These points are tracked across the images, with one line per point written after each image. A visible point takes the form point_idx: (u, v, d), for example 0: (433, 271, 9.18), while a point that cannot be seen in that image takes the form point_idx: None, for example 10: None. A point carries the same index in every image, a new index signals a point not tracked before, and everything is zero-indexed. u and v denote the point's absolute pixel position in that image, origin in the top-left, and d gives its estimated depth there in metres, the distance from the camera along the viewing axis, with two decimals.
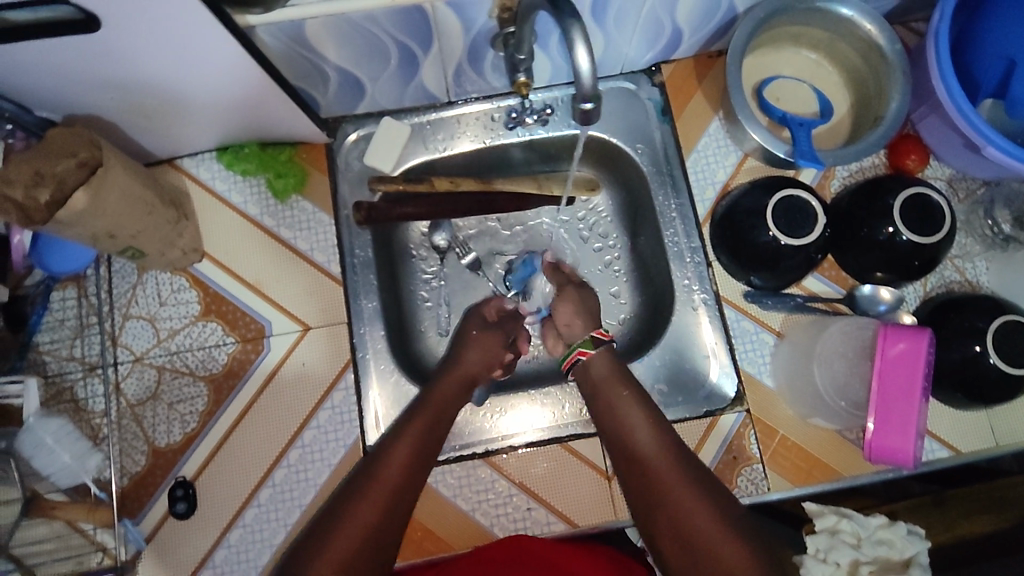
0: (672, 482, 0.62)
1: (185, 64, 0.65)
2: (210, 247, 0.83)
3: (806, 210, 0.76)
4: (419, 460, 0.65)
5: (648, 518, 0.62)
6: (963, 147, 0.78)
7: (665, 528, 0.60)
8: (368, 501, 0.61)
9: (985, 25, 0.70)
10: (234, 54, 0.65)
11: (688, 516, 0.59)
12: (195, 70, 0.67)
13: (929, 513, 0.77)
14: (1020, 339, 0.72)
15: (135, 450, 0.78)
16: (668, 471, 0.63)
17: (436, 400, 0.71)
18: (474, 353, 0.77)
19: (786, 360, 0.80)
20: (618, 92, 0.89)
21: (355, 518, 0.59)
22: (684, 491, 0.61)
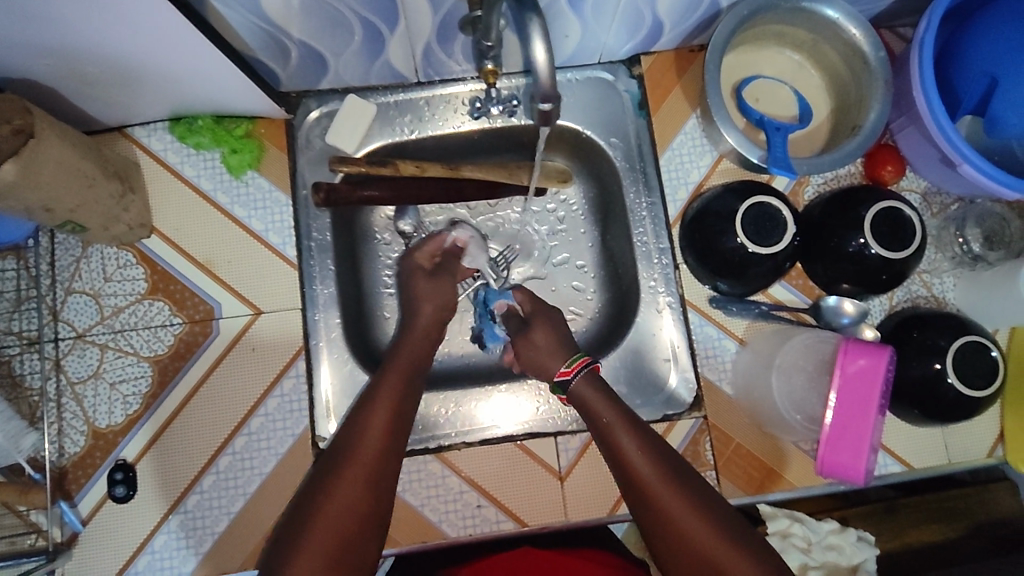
0: (660, 495, 0.61)
1: (126, 30, 0.61)
2: (159, 222, 0.80)
3: (775, 218, 0.74)
4: (384, 461, 0.62)
5: (651, 537, 0.61)
6: (939, 162, 0.76)
7: (663, 542, 0.60)
8: (335, 512, 0.59)
9: (970, 39, 0.68)
10: (178, 23, 0.61)
11: (677, 524, 0.59)
12: (138, 38, 0.63)
13: (880, 520, 0.78)
14: (979, 360, 0.71)
15: (73, 430, 0.76)
16: (659, 484, 0.61)
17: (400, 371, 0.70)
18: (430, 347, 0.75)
19: (747, 367, 0.79)
20: (595, 82, 0.86)
21: (325, 529, 0.58)
22: (679, 506, 0.60)
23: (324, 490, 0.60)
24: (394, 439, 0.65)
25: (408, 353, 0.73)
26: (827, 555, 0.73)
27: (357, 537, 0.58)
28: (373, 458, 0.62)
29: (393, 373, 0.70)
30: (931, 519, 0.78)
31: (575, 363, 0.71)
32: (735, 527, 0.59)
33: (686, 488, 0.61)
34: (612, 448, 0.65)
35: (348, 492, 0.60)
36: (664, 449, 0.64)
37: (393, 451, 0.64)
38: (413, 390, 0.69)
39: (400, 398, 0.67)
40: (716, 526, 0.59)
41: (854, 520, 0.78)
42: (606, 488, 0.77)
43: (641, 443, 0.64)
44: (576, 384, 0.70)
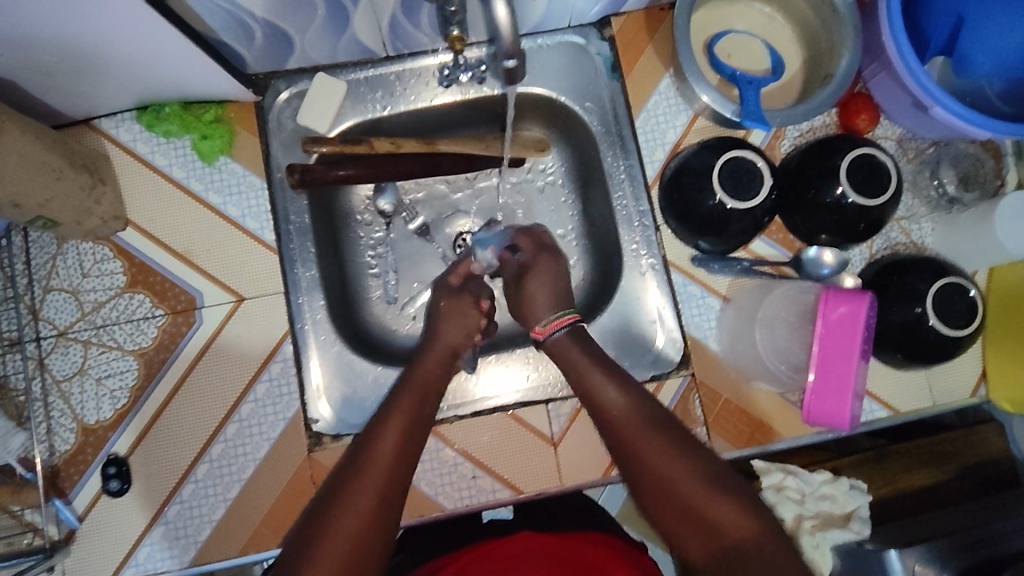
0: (646, 449, 0.59)
1: (82, 16, 0.60)
2: (133, 213, 0.79)
3: (752, 172, 0.74)
4: (407, 455, 0.59)
5: (643, 497, 0.60)
6: (911, 107, 0.76)
7: (660, 500, 0.58)
8: (357, 501, 0.55)
9: None
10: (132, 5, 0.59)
11: (666, 477, 0.58)
12: (93, 23, 0.61)
13: (870, 467, 0.80)
14: (960, 301, 0.72)
15: (63, 428, 0.75)
16: (639, 435, 0.60)
17: (422, 376, 0.67)
18: (444, 329, 0.73)
19: (731, 323, 0.80)
20: (565, 46, 0.85)
21: (347, 525, 0.54)
22: (678, 468, 0.58)
23: (346, 485, 0.56)
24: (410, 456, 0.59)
25: (416, 377, 0.66)
26: (820, 505, 0.76)
27: (372, 526, 0.54)
28: (389, 474, 0.57)
29: (413, 377, 0.67)
30: (921, 462, 0.80)
31: (568, 316, 0.70)
32: (739, 490, 0.57)
33: (685, 449, 0.59)
34: (604, 413, 0.63)
35: (368, 504, 0.55)
36: (648, 404, 0.63)
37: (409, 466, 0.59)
38: (432, 397, 0.65)
39: (422, 400, 0.64)
40: (715, 483, 0.57)
41: (845, 469, 0.79)
42: (599, 451, 0.78)
43: (628, 399, 0.63)
44: (559, 340, 0.69)
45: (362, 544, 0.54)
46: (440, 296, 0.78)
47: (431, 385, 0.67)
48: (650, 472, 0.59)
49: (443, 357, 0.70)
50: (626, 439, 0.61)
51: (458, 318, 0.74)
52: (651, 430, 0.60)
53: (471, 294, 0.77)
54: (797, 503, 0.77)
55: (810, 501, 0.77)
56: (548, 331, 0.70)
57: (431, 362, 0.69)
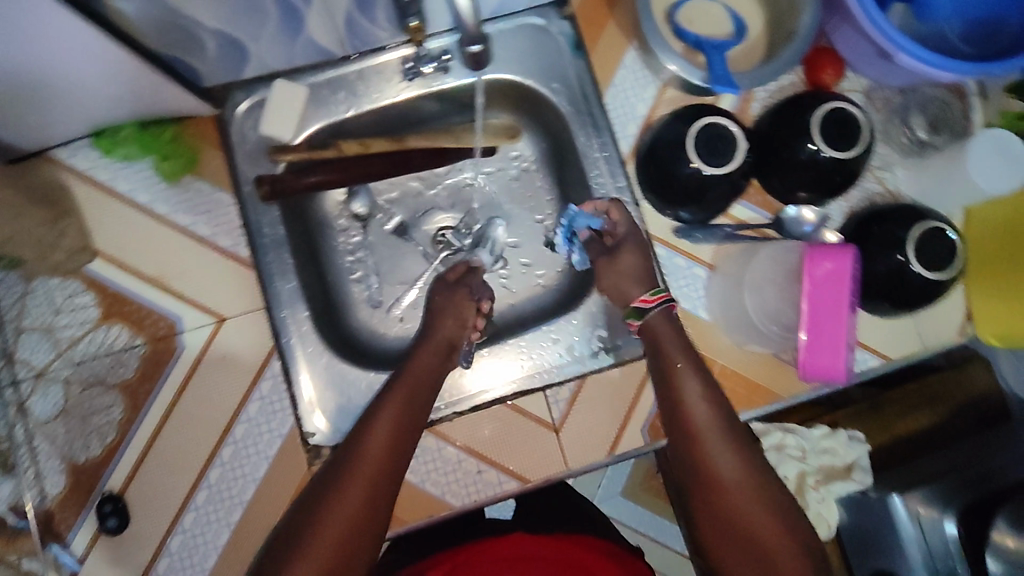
0: (734, 480, 0.62)
1: (21, 43, 0.57)
2: (100, 243, 0.76)
3: (726, 137, 0.74)
4: (398, 445, 0.65)
5: (706, 521, 0.63)
6: (875, 55, 0.76)
7: (732, 530, 0.61)
8: (350, 492, 0.61)
9: None
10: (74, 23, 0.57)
11: (746, 513, 0.61)
12: (36, 47, 0.59)
13: (865, 416, 0.81)
14: (942, 245, 0.72)
15: (51, 470, 0.73)
16: (726, 459, 0.63)
17: (415, 371, 0.71)
18: (442, 322, 0.75)
19: (720, 291, 0.79)
20: (527, 29, 0.83)
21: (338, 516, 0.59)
22: (757, 506, 0.61)
23: (338, 478, 0.62)
24: (391, 474, 0.63)
25: (405, 383, 0.70)
26: (822, 459, 0.78)
27: (365, 520, 0.60)
28: (377, 469, 0.62)
29: (407, 372, 0.71)
30: (915, 405, 0.82)
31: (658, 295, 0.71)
32: (802, 531, 0.61)
33: (766, 487, 0.62)
34: (689, 425, 0.65)
35: (347, 514, 0.60)
36: (730, 418, 0.66)
37: (386, 483, 0.62)
38: (422, 392, 0.70)
39: (410, 396, 0.69)
40: (787, 526, 0.61)
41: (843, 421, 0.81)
42: (601, 431, 0.77)
43: (715, 414, 0.65)
44: (653, 317, 0.71)
45: (349, 534, 0.59)
46: (437, 290, 0.79)
47: (424, 380, 0.71)
48: (729, 501, 0.62)
49: (433, 365, 0.73)
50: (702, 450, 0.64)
51: (452, 313, 0.76)
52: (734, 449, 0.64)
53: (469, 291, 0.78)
54: (799, 460, 0.77)
55: (812, 456, 0.78)
56: (653, 302, 0.71)
57: (422, 371, 0.71)
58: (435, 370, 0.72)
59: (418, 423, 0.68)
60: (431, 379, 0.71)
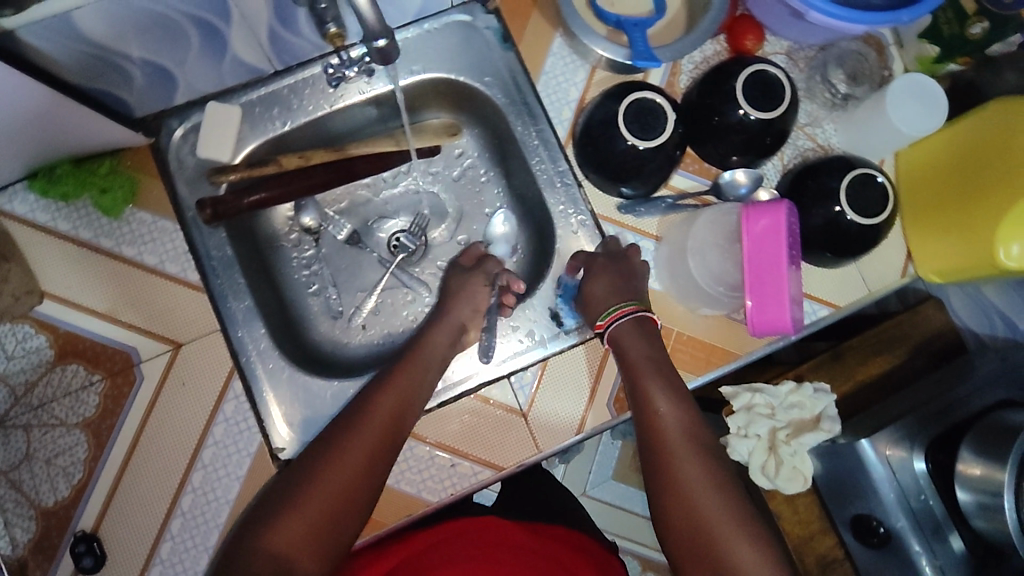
0: (691, 476, 0.67)
1: None
2: (47, 284, 0.76)
3: (655, 110, 0.75)
4: (393, 435, 0.69)
5: (659, 505, 0.68)
6: (790, 16, 0.79)
7: (680, 519, 0.66)
8: (339, 473, 0.65)
9: None
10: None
11: (697, 506, 0.66)
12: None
13: (829, 368, 0.85)
14: (873, 191, 0.75)
15: (21, 517, 0.72)
16: (681, 448, 0.69)
17: (423, 357, 0.75)
18: (458, 307, 0.79)
19: (668, 260, 0.79)
20: (452, 26, 0.85)
21: (328, 490, 0.64)
22: (711, 501, 0.66)
23: (335, 451, 0.66)
24: (379, 462, 0.67)
25: (415, 361, 0.74)
26: (791, 413, 0.81)
27: (348, 503, 0.65)
28: (369, 458, 0.66)
29: (416, 357, 0.74)
30: (875, 352, 0.86)
31: (607, 323, 0.74)
32: (754, 524, 0.66)
33: (722, 488, 0.67)
34: (649, 410, 0.71)
35: (330, 497, 0.64)
36: (695, 418, 0.71)
37: (371, 474, 0.66)
38: (427, 383, 0.73)
39: (415, 393, 0.72)
40: (739, 520, 0.65)
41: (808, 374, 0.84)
42: (569, 411, 0.78)
43: (679, 411, 0.71)
44: (622, 327, 0.74)
45: (333, 517, 0.64)
46: (452, 273, 0.84)
47: (431, 375, 0.74)
48: (684, 494, 0.67)
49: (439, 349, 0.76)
50: (664, 439, 0.70)
51: (469, 299, 0.79)
52: (690, 440, 0.70)
53: (486, 273, 0.81)
54: (769, 417, 0.81)
55: (781, 411, 0.81)
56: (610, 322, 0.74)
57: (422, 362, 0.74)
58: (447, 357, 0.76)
59: (417, 407, 0.71)
60: (439, 359, 0.76)
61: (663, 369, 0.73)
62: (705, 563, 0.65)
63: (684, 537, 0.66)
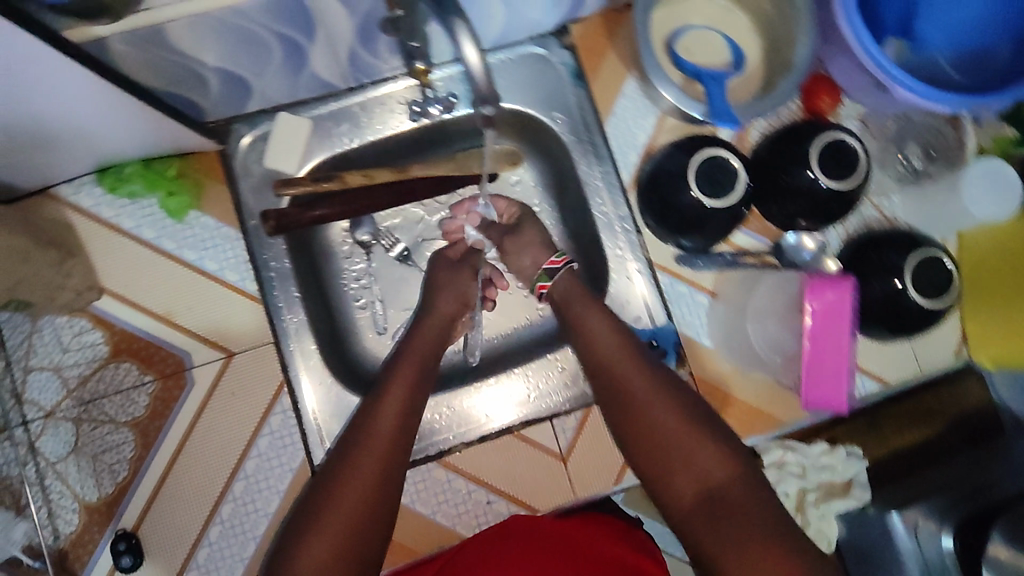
0: (642, 393, 0.68)
1: (26, 94, 0.57)
2: (107, 281, 0.76)
3: (727, 168, 0.75)
4: (407, 421, 0.69)
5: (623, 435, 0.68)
6: (871, 86, 0.77)
7: (641, 441, 0.66)
8: (355, 481, 0.63)
9: None
10: (80, 78, 0.57)
11: (656, 419, 0.66)
12: (39, 99, 0.58)
13: (864, 434, 0.85)
14: (940, 272, 0.74)
15: (65, 509, 0.73)
16: (627, 369, 0.69)
17: (420, 340, 0.75)
18: (442, 299, 0.79)
19: (722, 318, 0.80)
20: (527, 58, 0.84)
21: (349, 499, 0.62)
22: (665, 412, 0.66)
23: (348, 462, 0.65)
24: (394, 462, 0.66)
25: (413, 356, 0.74)
26: (821, 475, 0.81)
27: (374, 510, 0.63)
28: (385, 462, 0.65)
29: (413, 343, 0.75)
30: (909, 420, 0.86)
31: (564, 256, 0.78)
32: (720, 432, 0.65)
33: (674, 395, 0.67)
34: (594, 347, 0.72)
35: (352, 509, 0.62)
36: (633, 340, 0.73)
37: (391, 479, 0.65)
38: (429, 362, 0.74)
39: (418, 376, 0.72)
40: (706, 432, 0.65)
41: (843, 437, 0.84)
42: (608, 459, 0.79)
43: (616, 334, 0.72)
44: (561, 279, 0.77)
45: (361, 528, 0.61)
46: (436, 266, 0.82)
47: (429, 349, 0.75)
48: (640, 414, 0.67)
49: (430, 346, 0.76)
50: (607, 364, 0.70)
51: (456, 289, 0.80)
52: (629, 358, 0.70)
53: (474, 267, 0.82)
54: (799, 478, 0.80)
55: (812, 473, 0.81)
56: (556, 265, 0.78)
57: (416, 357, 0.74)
58: (443, 334, 0.78)
59: (425, 392, 0.72)
60: (434, 346, 0.76)
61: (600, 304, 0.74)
62: (682, 476, 0.63)
63: (657, 462, 0.65)
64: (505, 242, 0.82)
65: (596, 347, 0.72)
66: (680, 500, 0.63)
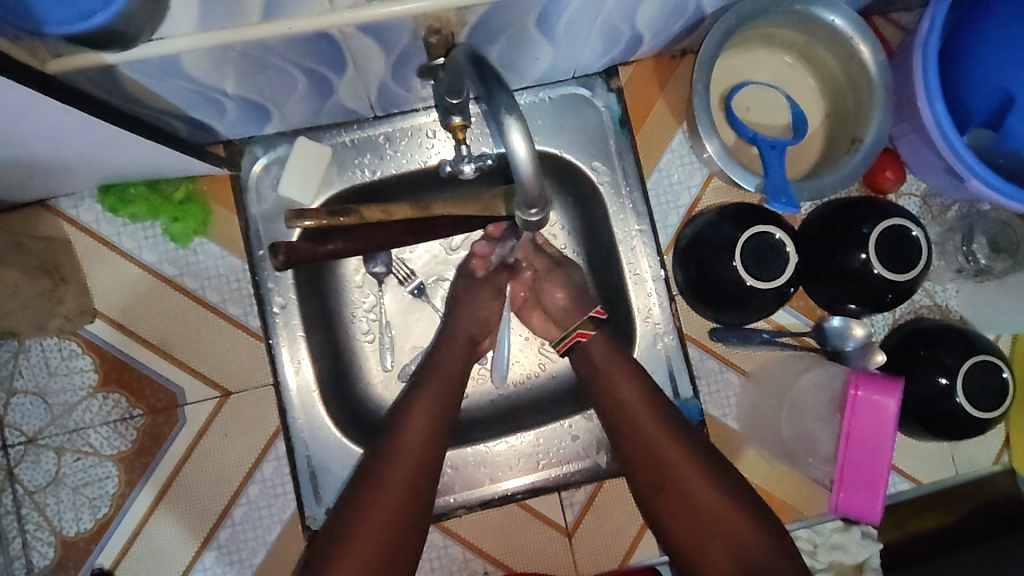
0: (672, 455, 0.64)
1: (24, 132, 0.52)
2: (101, 305, 0.72)
3: (776, 249, 0.69)
4: (430, 453, 0.65)
5: (650, 498, 0.64)
6: (943, 172, 0.71)
7: (672, 503, 0.63)
8: (375, 517, 0.61)
9: (965, 52, 0.66)
10: (77, 117, 0.51)
11: (686, 485, 0.63)
12: (38, 136, 0.53)
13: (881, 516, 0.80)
14: (990, 382, 0.68)
15: (40, 542, 0.70)
16: (655, 430, 0.66)
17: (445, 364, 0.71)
18: (464, 319, 0.73)
19: (753, 400, 0.76)
20: (570, 98, 0.78)
21: (371, 535, 0.60)
22: (696, 477, 0.63)
23: (367, 494, 0.62)
24: (416, 501, 0.63)
25: (437, 379, 0.70)
26: (833, 555, 0.76)
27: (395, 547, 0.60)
28: (406, 495, 0.63)
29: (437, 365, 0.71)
30: (931, 506, 0.80)
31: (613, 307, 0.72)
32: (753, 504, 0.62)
33: (704, 461, 0.64)
34: (621, 405, 0.68)
35: (371, 550, 0.59)
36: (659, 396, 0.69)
37: (410, 531, 0.62)
38: (454, 392, 0.70)
39: (442, 407, 0.68)
40: (741, 504, 0.62)
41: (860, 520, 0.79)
42: (613, 538, 0.75)
43: (641, 392, 0.68)
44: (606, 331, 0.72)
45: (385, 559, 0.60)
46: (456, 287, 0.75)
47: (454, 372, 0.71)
48: (670, 477, 0.64)
49: (440, 394, 0.69)
50: (631, 423, 0.67)
51: (467, 337, 0.73)
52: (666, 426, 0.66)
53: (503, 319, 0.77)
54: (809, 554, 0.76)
55: (822, 551, 0.76)
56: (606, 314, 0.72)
57: (432, 407, 0.68)
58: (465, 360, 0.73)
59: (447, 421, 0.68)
60: (456, 377, 0.71)
61: (621, 360, 0.70)
62: (718, 546, 0.60)
63: (693, 533, 0.62)
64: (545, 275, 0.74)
65: (638, 412, 0.67)
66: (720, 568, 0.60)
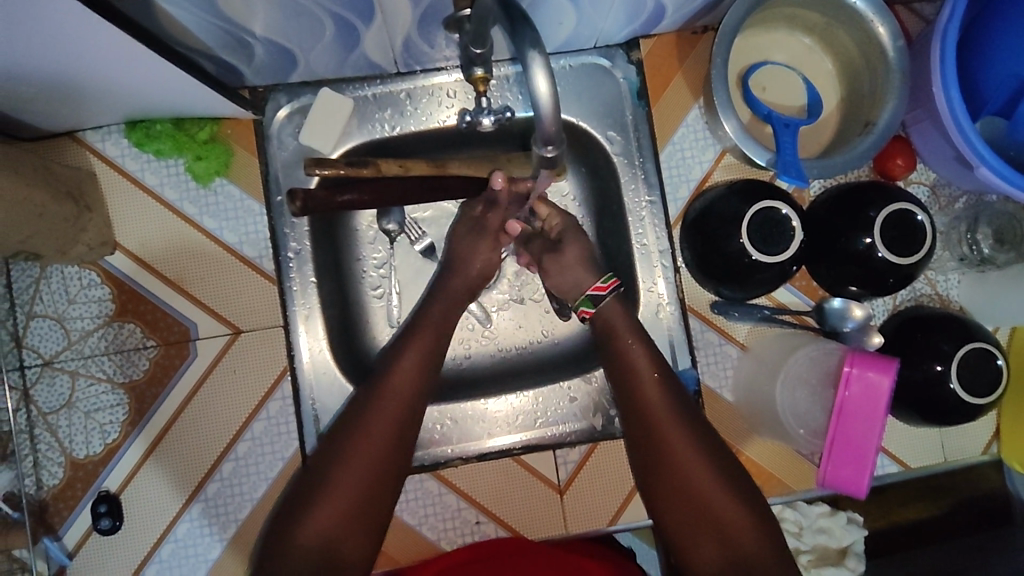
0: (670, 423, 0.65)
1: (62, 55, 0.54)
2: (122, 238, 0.74)
3: (783, 225, 0.70)
4: (410, 413, 0.65)
5: (644, 462, 0.66)
6: (953, 160, 0.72)
7: (661, 470, 0.64)
8: (356, 469, 0.61)
9: (987, 42, 0.66)
10: (114, 46, 0.54)
11: (679, 453, 0.64)
12: (75, 60, 0.55)
13: (869, 501, 0.82)
14: (984, 368, 0.70)
15: (50, 462, 0.72)
16: (659, 397, 0.66)
17: (431, 320, 0.71)
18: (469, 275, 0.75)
19: (750, 373, 0.78)
20: (590, 67, 0.79)
21: (348, 485, 0.61)
22: (689, 448, 0.64)
23: (351, 444, 0.62)
24: (399, 453, 0.64)
25: (424, 336, 0.70)
26: (818, 539, 0.77)
27: (370, 503, 0.61)
28: (385, 452, 0.63)
29: (426, 319, 0.71)
30: (919, 496, 0.81)
31: (612, 282, 0.71)
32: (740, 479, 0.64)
33: (702, 434, 0.65)
34: (630, 370, 0.68)
35: (348, 501, 0.60)
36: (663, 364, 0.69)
37: (388, 484, 0.63)
38: (438, 351, 0.70)
39: (427, 364, 0.68)
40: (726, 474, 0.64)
41: (843, 500, 0.81)
42: (606, 498, 0.77)
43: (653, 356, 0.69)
44: (607, 305, 0.71)
45: (363, 509, 0.61)
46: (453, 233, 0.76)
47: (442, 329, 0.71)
48: (667, 444, 0.65)
49: (428, 351, 0.69)
50: (640, 388, 0.67)
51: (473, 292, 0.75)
52: (667, 412, 0.66)
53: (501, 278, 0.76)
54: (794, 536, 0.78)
55: (807, 534, 0.77)
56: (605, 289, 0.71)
57: (406, 373, 0.67)
58: (446, 321, 0.72)
59: (431, 379, 0.68)
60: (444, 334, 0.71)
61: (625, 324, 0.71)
62: (703, 520, 0.63)
63: (684, 515, 0.63)
64: (547, 257, 0.74)
65: (637, 390, 0.67)
66: (702, 542, 0.62)
